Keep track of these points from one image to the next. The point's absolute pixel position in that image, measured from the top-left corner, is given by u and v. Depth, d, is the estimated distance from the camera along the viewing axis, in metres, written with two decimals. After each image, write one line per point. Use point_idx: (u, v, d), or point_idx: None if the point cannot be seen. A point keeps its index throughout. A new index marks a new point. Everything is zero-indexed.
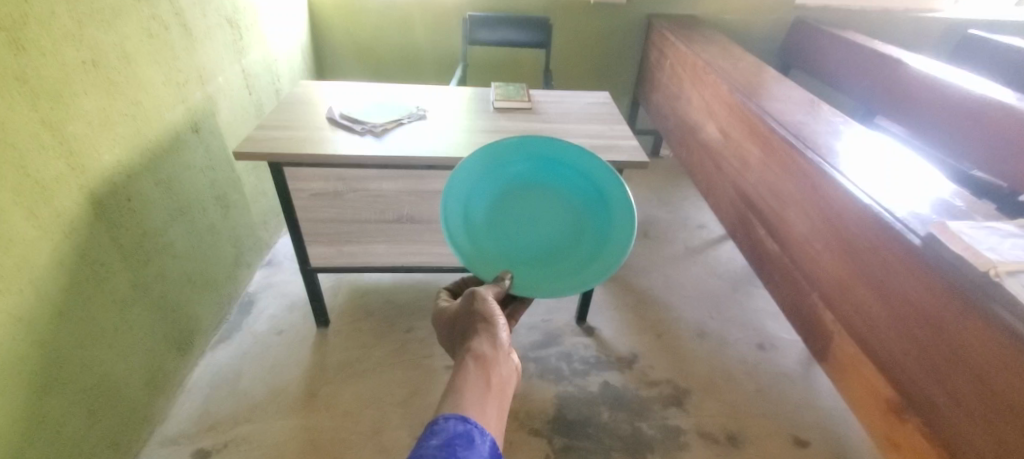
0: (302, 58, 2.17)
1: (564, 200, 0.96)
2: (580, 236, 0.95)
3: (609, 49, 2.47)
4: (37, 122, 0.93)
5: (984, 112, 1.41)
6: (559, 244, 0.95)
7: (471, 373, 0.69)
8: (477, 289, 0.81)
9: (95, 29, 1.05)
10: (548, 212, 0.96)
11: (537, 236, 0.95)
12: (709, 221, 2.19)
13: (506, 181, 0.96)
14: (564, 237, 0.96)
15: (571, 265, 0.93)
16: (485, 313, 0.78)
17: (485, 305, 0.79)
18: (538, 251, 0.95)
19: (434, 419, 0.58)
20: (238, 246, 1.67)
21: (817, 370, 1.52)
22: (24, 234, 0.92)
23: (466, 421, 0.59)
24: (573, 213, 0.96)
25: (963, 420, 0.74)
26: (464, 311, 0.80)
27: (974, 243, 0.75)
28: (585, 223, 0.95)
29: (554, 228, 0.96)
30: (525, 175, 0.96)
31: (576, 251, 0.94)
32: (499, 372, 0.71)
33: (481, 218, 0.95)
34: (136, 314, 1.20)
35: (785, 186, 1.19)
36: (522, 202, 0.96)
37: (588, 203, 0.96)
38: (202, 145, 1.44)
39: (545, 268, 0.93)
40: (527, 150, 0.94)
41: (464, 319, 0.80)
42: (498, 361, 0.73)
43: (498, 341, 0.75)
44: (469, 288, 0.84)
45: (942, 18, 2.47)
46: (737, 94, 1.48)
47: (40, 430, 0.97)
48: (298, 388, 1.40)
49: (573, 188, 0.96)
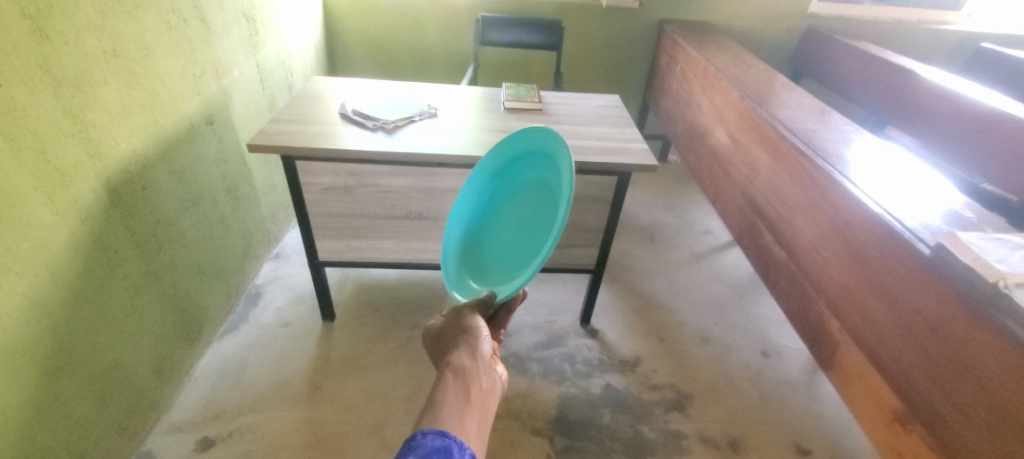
0: (315, 55, 2.20)
1: (539, 188, 0.95)
2: (549, 212, 0.89)
3: (620, 53, 2.48)
4: (58, 109, 0.95)
5: (997, 125, 1.41)
6: (535, 230, 0.90)
7: (452, 384, 0.71)
8: (462, 307, 0.87)
9: (117, 20, 1.07)
10: (531, 208, 0.95)
11: (522, 234, 0.93)
12: (716, 227, 2.19)
13: (497, 201, 1.01)
14: (542, 219, 0.90)
15: (539, 244, 0.86)
16: (468, 326, 0.83)
17: (469, 319, 0.84)
18: (523, 247, 0.90)
19: (412, 434, 0.59)
20: (248, 238, 1.68)
21: (821, 379, 1.52)
22: (42, 219, 0.94)
23: (444, 435, 0.60)
24: (545, 195, 0.93)
25: (968, 435, 0.74)
26: (449, 326, 0.86)
27: (983, 254, 0.75)
28: (556, 195, 0.89)
29: (535, 219, 0.92)
30: (510, 188, 1.01)
31: (548, 226, 0.86)
32: (479, 383, 0.74)
33: (479, 245, 1.01)
34: (147, 301, 1.21)
35: (794, 193, 1.20)
36: (511, 214, 0.98)
37: (556, 174, 0.91)
38: (215, 137, 1.45)
39: (522, 259, 0.88)
40: (503, 161, 1.01)
41: (448, 333, 0.84)
42: (478, 372, 0.75)
43: (478, 354, 0.79)
44: (454, 306, 0.89)
45: (955, 31, 2.47)
46: (748, 100, 1.48)
47: (51, 412, 0.98)
48: (302, 381, 1.41)
49: (542, 174, 0.95)
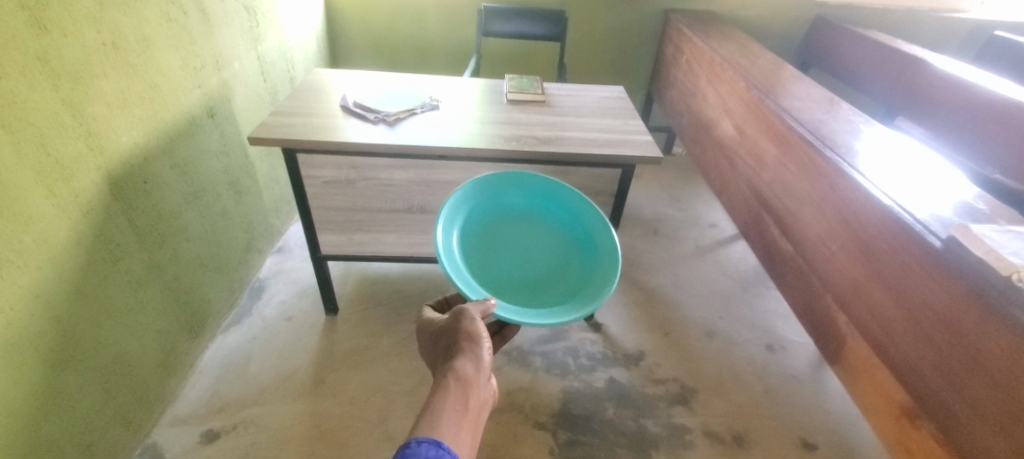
0: (317, 47, 2.19)
1: (555, 238, 1.04)
2: (565, 273, 0.99)
3: (624, 45, 2.45)
4: (58, 102, 0.94)
5: (1013, 114, 1.37)
6: (543, 277, 0.98)
7: (452, 392, 0.70)
8: (466, 309, 0.80)
9: (116, 12, 1.06)
10: (540, 249, 1.02)
11: (527, 269, 0.99)
12: (721, 220, 2.17)
13: (506, 214, 1.05)
14: (553, 272, 0.99)
15: (554, 296, 0.93)
16: (471, 334, 0.78)
17: (471, 326, 0.79)
18: (526, 282, 0.97)
19: (407, 442, 0.58)
20: (250, 232, 1.68)
21: (827, 373, 1.51)
22: (44, 212, 0.93)
23: (438, 446, 0.58)
24: (560, 249, 1.03)
25: (981, 433, 0.72)
26: (450, 328, 0.81)
27: (996, 246, 0.72)
28: (574, 262, 1.00)
29: (541, 265, 1.00)
30: (523, 212, 1.06)
31: (565, 286, 0.96)
32: (478, 395, 0.73)
33: (473, 236, 0.99)
34: (149, 294, 1.21)
35: (801, 185, 1.18)
36: (517, 238, 1.03)
37: (579, 245, 1.02)
38: (216, 130, 1.44)
39: (527, 293, 0.94)
40: (531, 187, 1.06)
41: (448, 335, 0.80)
42: (479, 383, 0.75)
43: (481, 364, 0.77)
44: (457, 304, 0.83)
45: (967, 19, 2.42)
46: (755, 91, 1.45)
47: (55, 404, 0.98)
48: (306, 374, 1.41)
49: (562, 228, 1.05)
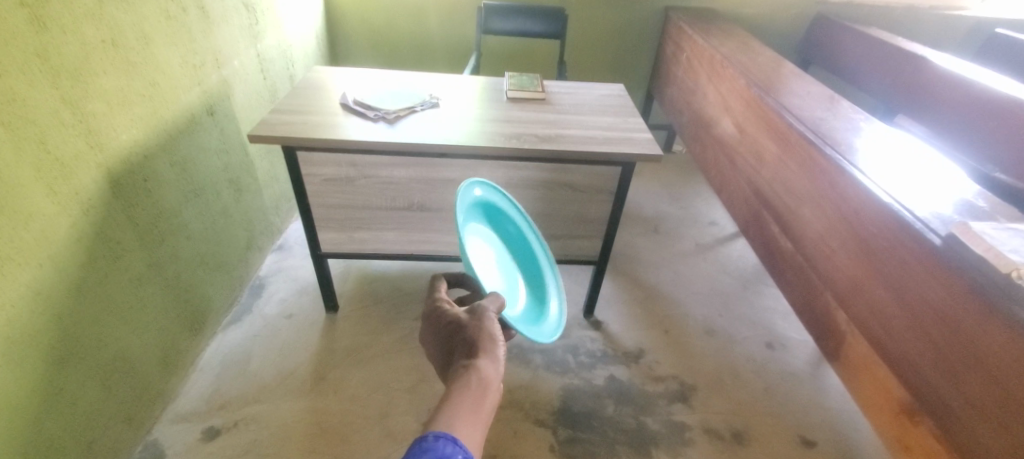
0: (317, 44, 2.18)
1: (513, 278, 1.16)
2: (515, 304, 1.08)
3: (624, 42, 2.45)
4: (58, 100, 0.94)
5: (1013, 112, 1.37)
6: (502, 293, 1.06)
7: (470, 391, 0.71)
8: (486, 310, 0.84)
9: (115, 9, 1.06)
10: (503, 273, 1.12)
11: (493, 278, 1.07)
12: (720, 217, 2.17)
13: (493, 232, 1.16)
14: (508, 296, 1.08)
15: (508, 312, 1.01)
16: (490, 335, 0.80)
17: (490, 326, 0.82)
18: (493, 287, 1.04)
19: (425, 436, 0.59)
20: (250, 229, 1.68)
21: (827, 371, 1.51)
22: (44, 209, 0.93)
23: (455, 443, 0.59)
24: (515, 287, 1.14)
25: (981, 431, 0.72)
26: (468, 325, 0.82)
27: (996, 244, 0.72)
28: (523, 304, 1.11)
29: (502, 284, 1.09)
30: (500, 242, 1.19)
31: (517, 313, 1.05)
32: (494, 394, 0.74)
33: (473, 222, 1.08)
34: (150, 292, 1.21)
35: (801, 183, 1.18)
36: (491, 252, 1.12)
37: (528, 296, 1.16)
38: (216, 128, 1.44)
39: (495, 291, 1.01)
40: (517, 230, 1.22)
41: (466, 332, 0.82)
42: (496, 384, 0.75)
43: (498, 365, 0.78)
44: (477, 303, 0.85)
45: (968, 17, 2.42)
46: (755, 89, 1.45)
47: (55, 402, 0.98)
48: (307, 371, 1.41)
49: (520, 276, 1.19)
